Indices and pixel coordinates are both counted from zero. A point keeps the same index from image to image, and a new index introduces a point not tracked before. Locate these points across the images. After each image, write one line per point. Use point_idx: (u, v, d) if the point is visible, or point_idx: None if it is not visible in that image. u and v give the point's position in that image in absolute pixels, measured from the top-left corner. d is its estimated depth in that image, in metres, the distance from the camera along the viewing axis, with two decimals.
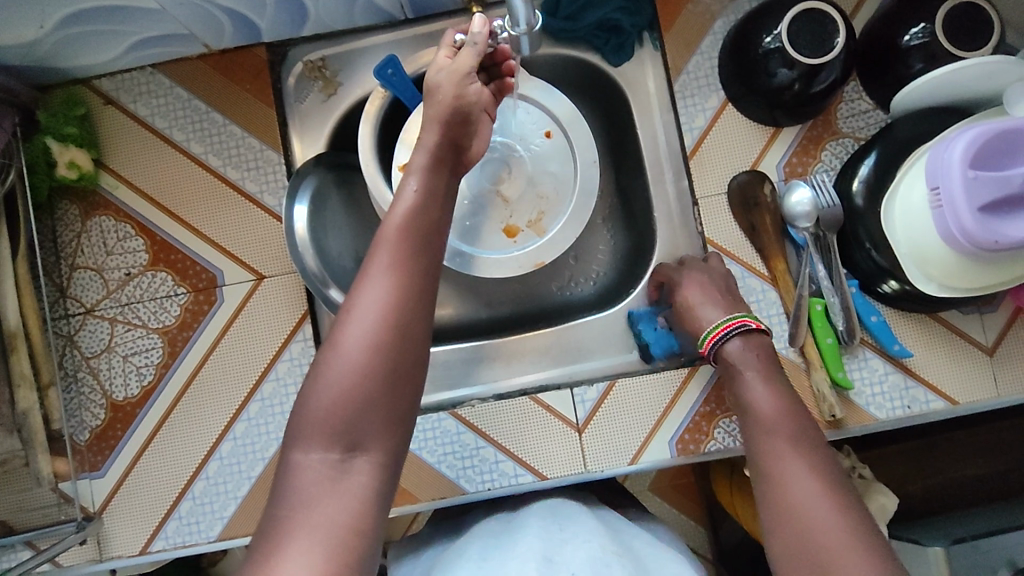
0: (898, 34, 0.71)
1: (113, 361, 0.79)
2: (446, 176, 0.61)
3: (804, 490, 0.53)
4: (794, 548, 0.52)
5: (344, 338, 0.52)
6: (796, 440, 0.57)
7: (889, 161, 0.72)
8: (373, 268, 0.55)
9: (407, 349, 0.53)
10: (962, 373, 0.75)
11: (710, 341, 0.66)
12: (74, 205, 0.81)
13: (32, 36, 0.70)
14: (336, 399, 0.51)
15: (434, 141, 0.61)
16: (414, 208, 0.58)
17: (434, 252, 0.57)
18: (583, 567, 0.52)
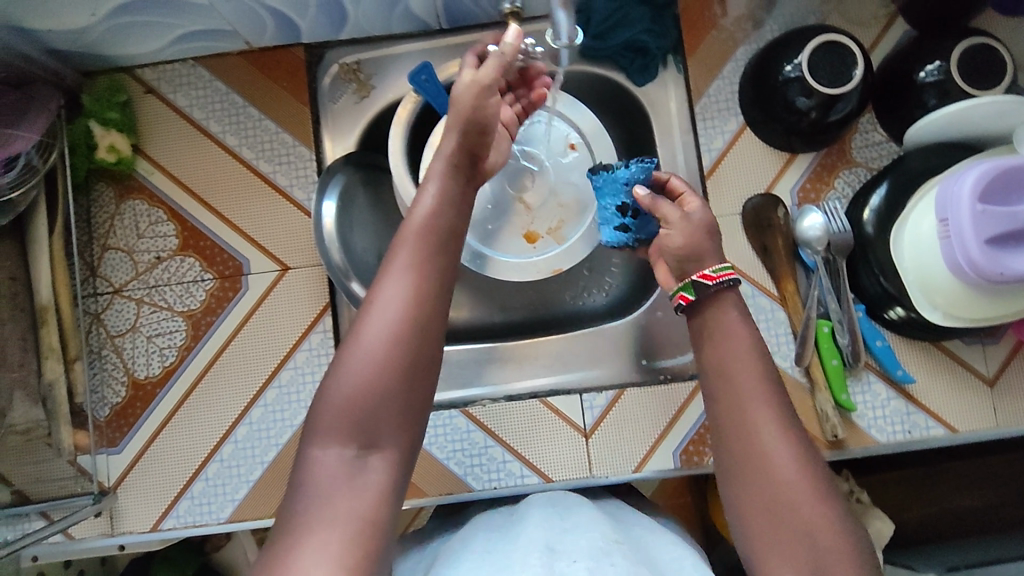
0: (914, 70, 0.74)
1: (137, 341, 0.81)
2: (468, 182, 0.64)
3: (786, 466, 0.52)
4: (770, 519, 0.51)
5: (362, 333, 0.54)
6: (780, 410, 0.55)
7: (900, 192, 0.74)
8: (393, 266, 0.56)
9: (423, 346, 0.54)
10: (962, 402, 0.77)
11: (723, 274, 0.60)
12: (109, 187, 0.84)
13: (82, 22, 0.73)
14: (353, 392, 0.52)
15: (453, 147, 0.63)
16: (434, 209, 0.60)
17: (450, 257, 0.59)
18: (584, 556, 0.53)
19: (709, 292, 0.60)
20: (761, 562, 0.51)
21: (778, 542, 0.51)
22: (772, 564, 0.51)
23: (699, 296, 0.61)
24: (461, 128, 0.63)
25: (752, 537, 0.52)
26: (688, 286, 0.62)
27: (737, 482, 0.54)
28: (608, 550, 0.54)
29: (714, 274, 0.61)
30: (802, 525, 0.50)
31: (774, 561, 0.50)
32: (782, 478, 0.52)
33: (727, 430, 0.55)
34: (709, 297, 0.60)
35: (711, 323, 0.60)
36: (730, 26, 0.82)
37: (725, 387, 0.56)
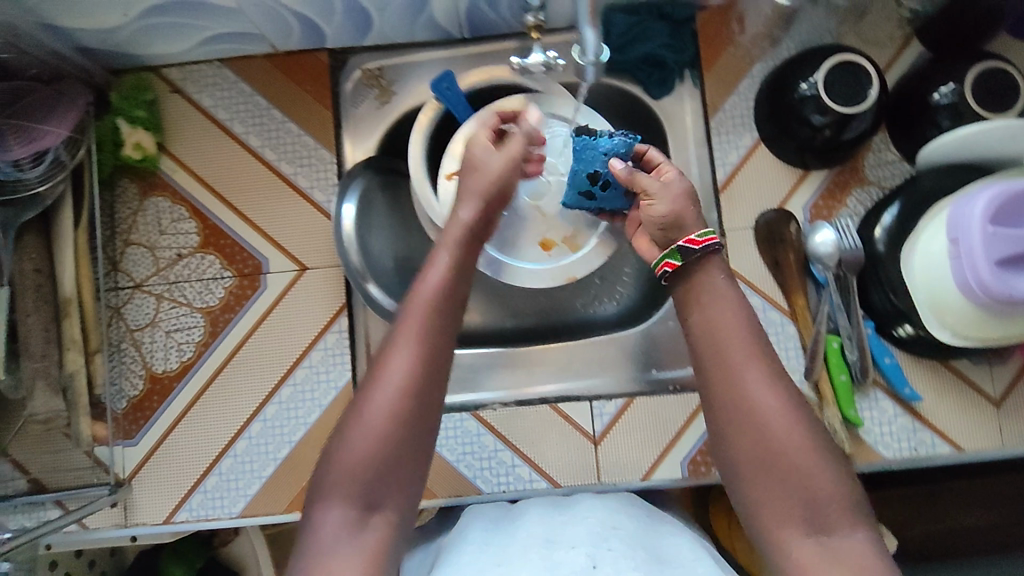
0: (929, 91, 0.75)
1: (156, 335, 0.83)
2: (477, 250, 0.64)
3: (780, 424, 0.54)
4: (768, 478, 0.54)
5: (367, 405, 0.55)
6: (770, 372, 0.56)
7: (912, 212, 0.75)
8: (400, 338, 0.57)
9: (424, 419, 0.56)
10: (969, 421, 0.78)
11: (708, 239, 0.61)
12: (133, 183, 0.85)
13: (114, 23, 0.75)
14: (356, 465, 0.53)
15: (471, 218, 0.64)
16: (444, 280, 0.60)
17: (456, 326, 0.59)
18: (581, 542, 0.58)
19: (695, 257, 0.61)
20: (761, 517, 0.54)
21: (777, 497, 0.53)
22: (772, 518, 0.53)
23: (685, 262, 0.61)
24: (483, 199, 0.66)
25: (750, 494, 0.55)
26: (674, 252, 0.61)
27: (733, 445, 0.56)
28: (606, 535, 0.59)
29: (698, 239, 0.61)
30: (798, 478, 0.53)
31: (775, 514, 0.53)
32: (779, 438, 0.54)
33: (719, 395, 0.56)
34: (694, 262, 0.61)
35: (698, 290, 0.60)
36: (747, 43, 0.83)
37: (716, 355, 0.57)
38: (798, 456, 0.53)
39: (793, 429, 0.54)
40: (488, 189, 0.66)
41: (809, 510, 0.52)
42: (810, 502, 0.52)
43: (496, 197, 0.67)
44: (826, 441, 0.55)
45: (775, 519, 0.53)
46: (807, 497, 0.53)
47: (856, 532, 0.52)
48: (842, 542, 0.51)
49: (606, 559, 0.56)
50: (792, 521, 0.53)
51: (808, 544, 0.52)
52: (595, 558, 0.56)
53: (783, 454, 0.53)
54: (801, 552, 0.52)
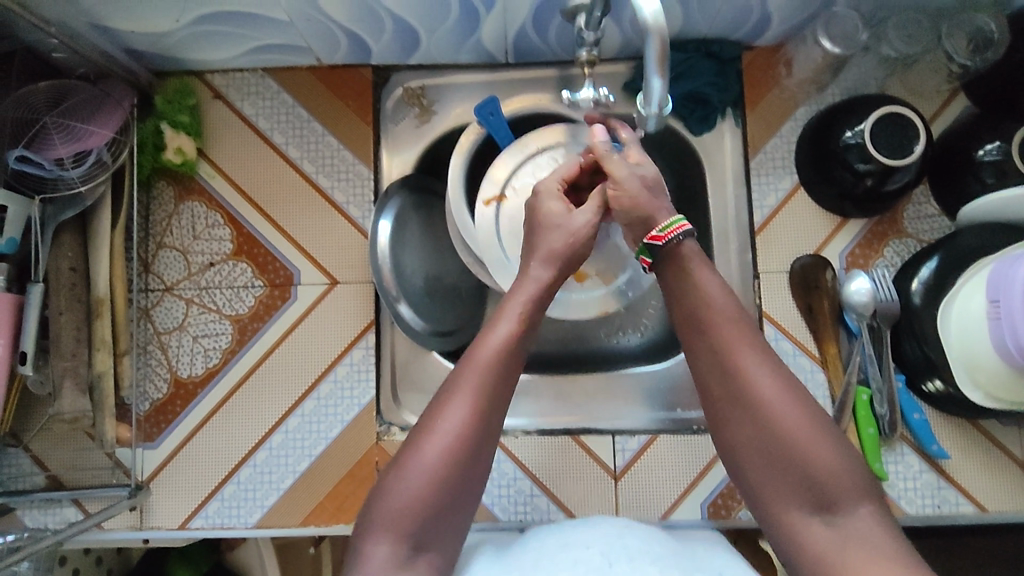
0: (973, 148, 0.75)
1: (183, 340, 0.83)
2: (543, 310, 0.64)
3: (782, 407, 0.54)
4: (772, 462, 0.53)
5: (418, 454, 0.55)
6: (767, 356, 0.56)
7: (949, 267, 0.74)
8: (461, 390, 0.57)
9: (474, 473, 0.56)
10: (994, 482, 0.78)
11: (671, 231, 0.60)
12: (169, 187, 0.85)
13: (164, 28, 0.75)
14: (407, 511, 0.54)
15: (550, 278, 0.64)
16: (511, 338, 0.60)
17: (512, 387, 0.59)
18: (595, 541, 0.58)
19: (662, 251, 0.61)
20: (766, 500, 0.54)
21: (783, 480, 0.53)
22: (777, 502, 0.54)
23: (656, 259, 0.61)
24: (560, 264, 0.65)
25: (755, 480, 0.55)
26: (646, 250, 0.62)
27: (734, 432, 0.55)
28: (620, 533, 0.59)
29: (663, 234, 0.61)
30: (803, 460, 0.52)
31: (780, 497, 0.53)
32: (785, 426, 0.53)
33: (715, 380, 0.57)
34: (664, 257, 0.61)
35: (681, 277, 0.60)
36: (793, 86, 0.83)
37: (710, 340, 0.57)
38: (802, 438, 0.53)
39: (797, 411, 0.54)
40: (566, 252, 0.66)
41: (817, 492, 0.52)
42: (816, 483, 0.52)
43: (571, 257, 0.66)
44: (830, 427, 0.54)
45: (782, 502, 0.53)
46: (813, 477, 0.52)
47: (862, 507, 0.51)
48: (851, 521, 0.51)
49: (621, 558, 0.54)
50: (799, 503, 0.53)
51: (816, 524, 0.52)
52: (610, 558, 0.55)
53: (786, 438, 0.53)
54: (811, 535, 0.52)
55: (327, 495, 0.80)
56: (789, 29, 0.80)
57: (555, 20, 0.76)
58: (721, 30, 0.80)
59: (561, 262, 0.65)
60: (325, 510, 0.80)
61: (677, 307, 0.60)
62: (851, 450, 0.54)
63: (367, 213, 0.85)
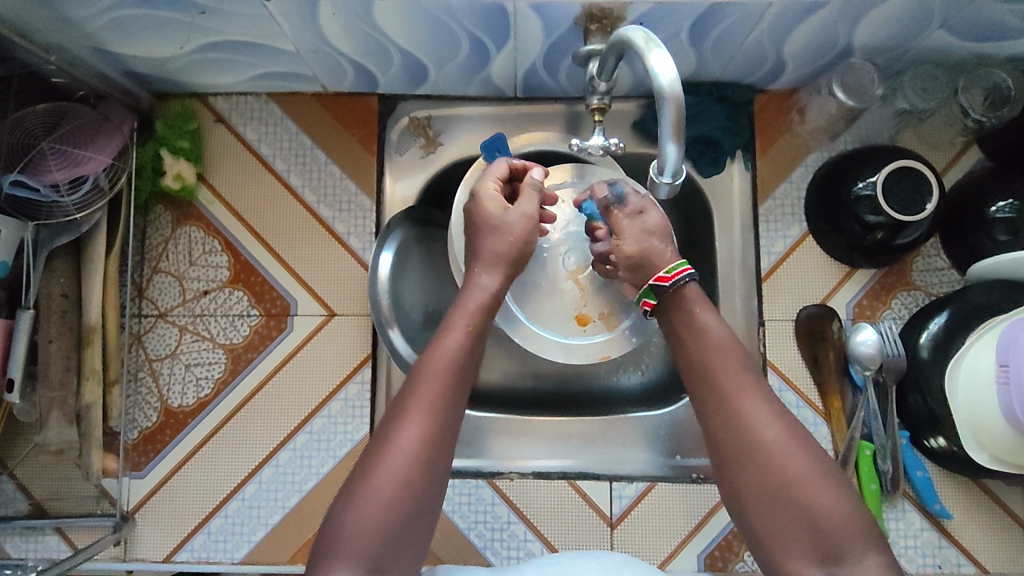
0: (985, 204, 0.74)
1: (175, 367, 0.81)
2: (493, 319, 0.63)
3: (785, 449, 0.51)
4: (773, 508, 0.50)
5: (374, 469, 0.52)
6: (771, 398, 0.54)
7: (958, 323, 0.72)
8: (413, 405, 0.54)
9: (429, 491, 0.53)
10: (996, 543, 0.76)
11: (677, 272, 0.60)
12: (167, 211, 0.83)
13: (168, 53, 0.73)
14: (363, 531, 0.50)
15: (494, 286, 0.64)
16: (461, 346, 0.58)
17: (462, 400, 0.57)
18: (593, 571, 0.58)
19: (667, 293, 0.60)
20: (768, 550, 0.50)
21: (783, 527, 0.49)
22: (780, 552, 0.49)
23: (660, 300, 0.61)
24: (505, 266, 0.66)
25: (754, 527, 0.51)
26: (650, 291, 0.61)
27: (733, 474, 0.52)
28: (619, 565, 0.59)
29: (669, 275, 0.60)
30: (805, 504, 0.49)
31: (784, 547, 0.49)
32: (786, 470, 0.50)
33: (715, 420, 0.54)
34: (668, 299, 0.60)
35: (688, 314, 0.59)
36: (804, 133, 0.82)
37: (712, 378, 0.55)
38: (806, 482, 0.49)
39: (800, 454, 0.51)
40: (508, 253, 0.66)
41: (823, 541, 0.48)
42: (821, 531, 0.48)
43: (515, 258, 0.67)
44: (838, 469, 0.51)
45: (784, 552, 0.49)
46: (817, 524, 0.48)
47: (868, 558, 0.47)
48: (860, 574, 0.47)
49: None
50: (803, 555, 0.48)
51: None
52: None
53: (789, 481, 0.50)
54: None
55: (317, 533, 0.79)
56: (804, 76, 0.79)
57: (567, 61, 0.74)
58: (735, 74, 0.79)
59: (503, 265, 0.66)
60: None
61: (682, 344, 0.58)
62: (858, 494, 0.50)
63: (368, 244, 0.83)
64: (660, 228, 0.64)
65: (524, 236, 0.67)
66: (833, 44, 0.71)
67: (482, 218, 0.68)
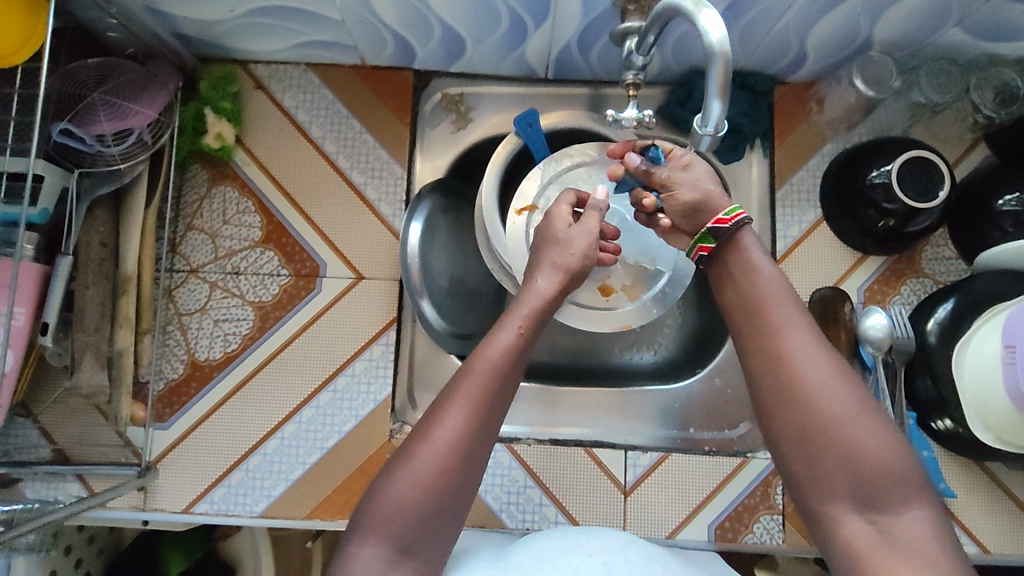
0: (992, 197, 0.77)
1: (203, 322, 0.83)
2: (546, 324, 0.64)
3: (828, 392, 0.54)
4: (811, 447, 0.53)
5: (414, 454, 0.54)
6: (816, 344, 0.57)
7: (965, 309, 0.75)
8: (461, 392, 0.56)
9: (467, 476, 0.55)
10: (996, 523, 0.79)
11: (735, 215, 0.64)
12: (203, 170, 0.86)
13: (218, 16, 0.76)
14: (401, 503, 0.53)
15: (549, 291, 0.65)
16: (512, 344, 0.59)
17: (506, 400, 0.58)
18: (600, 550, 0.57)
19: (726, 235, 0.64)
20: (804, 490, 0.54)
21: (821, 467, 0.53)
22: (819, 490, 0.53)
23: (719, 242, 0.65)
24: (563, 274, 0.67)
25: (791, 467, 0.55)
26: (708, 236, 0.65)
27: (775, 416, 0.56)
28: (623, 546, 0.58)
29: (727, 218, 0.65)
30: (845, 446, 0.52)
31: (825, 487, 0.53)
32: (831, 410, 0.53)
33: (760, 362, 0.58)
34: (726, 240, 0.64)
35: (737, 259, 0.64)
36: (822, 123, 0.86)
37: (759, 321, 0.59)
38: (847, 425, 0.53)
39: (843, 398, 0.54)
40: (569, 262, 0.68)
41: (859, 485, 0.51)
42: (860, 475, 0.51)
43: (574, 269, 0.68)
44: (879, 412, 0.54)
45: (820, 493, 0.53)
46: (854, 468, 0.52)
47: (909, 510, 0.50)
48: (894, 523, 0.50)
49: (621, 568, 0.55)
50: (838, 498, 0.52)
51: (856, 519, 0.51)
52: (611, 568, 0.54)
53: (830, 421, 0.53)
54: (850, 528, 0.51)
55: (335, 490, 0.80)
56: (823, 68, 0.83)
57: (600, 41, 0.78)
58: (758, 64, 0.83)
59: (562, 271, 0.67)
60: (331, 505, 0.80)
61: (732, 287, 0.63)
62: (902, 439, 0.53)
63: (398, 212, 0.86)
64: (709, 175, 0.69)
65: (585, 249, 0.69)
66: (854, 37, 0.75)
67: (546, 235, 0.71)
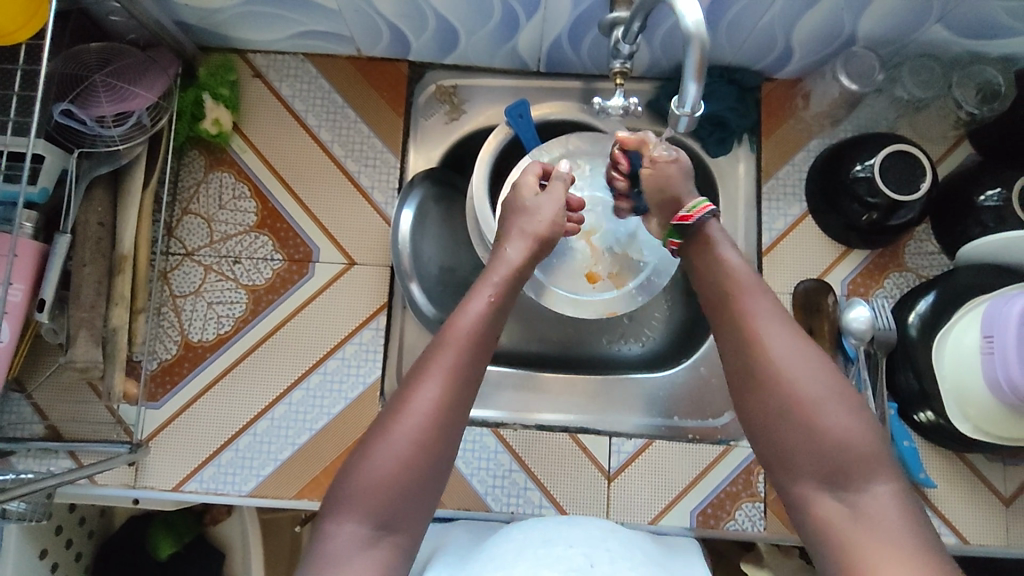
0: (975, 192, 0.78)
1: (197, 304, 0.84)
2: (516, 292, 0.66)
3: (798, 374, 0.56)
4: (783, 427, 0.55)
5: (391, 429, 0.55)
6: (789, 327, 0.59)
7: (946, 302, 0.76)
8: (436, 363, 0.58)
9: (443, 448, 0.56)
10: (976, 515, 0.80)
11: (699, 210, 0.67)
12: (200, 156, 0.88)
13: (218, 4, 0.78)
14: (380, 479, 0.53)
15: (518, 260, 0.68)
16: (483, 315, 0.62)
17: (479, 370, 0.60)
18: (579, 541, 0.57)
19: (691, 231, 0.68)
20: (777, 469, 0.56)
21: (793, 448, 0.55)
22: (791, 469, 0.55)
23: (685, 238, 0.68)
24: (530, 241, 0.71)
25: (766, 448, 0.56)
26: (675, 232, 0.69)
27: (749, 399, 0.57)
28: (604, 537, 0.59)
29: (691, 214, 0.68)
30: (816, 425, 0.54)
31: (798, 466, 0.54)
32: (803, 391, 0.55)
33: (736, 345, 0.59)
34: (691, 234, 0.68)
35: (697, 255, 0.67)
36: (808, 118, 0.87)
37: (733, 303, 0.61)
38: (818, 404, 0.55)
39: (813, 379, 0.56)
40: (537, 231, 0.71)
41: (830, 463, 0.53)
42: (830, 453, 0.53)
43: (545, 236, 0.72)
44: (849, 392, 0.56)
45: (792, 471, 0.55)
46: (825, 446, 0.53)
47: (879, 488, 0.52)
48: (864, 500, 0.51)
49: (602, 559, 0.55)
50: (810, 476, 0.54)
51: (829, 496, 0.53)
52: (592, 559, 0.55)
53: (802, 403, 0.55)
54: (821, 505, 0.53)
55: (323, 471, 0.81)
56: (809, 65, 0.84)
57: (590, 34, 0.80)
58: (744, 60, 0.85)
59: (532, 240, 0.71)
60: (319, 485, 0.81)
61: (708, 274, 0.65)
62: (869, 419, 0.55)
63: (391, 200, 0.88)
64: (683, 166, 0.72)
65: (553, 218, 0.73)
66: (839, 32, 0.77)
67: (515, 205, 0.74)
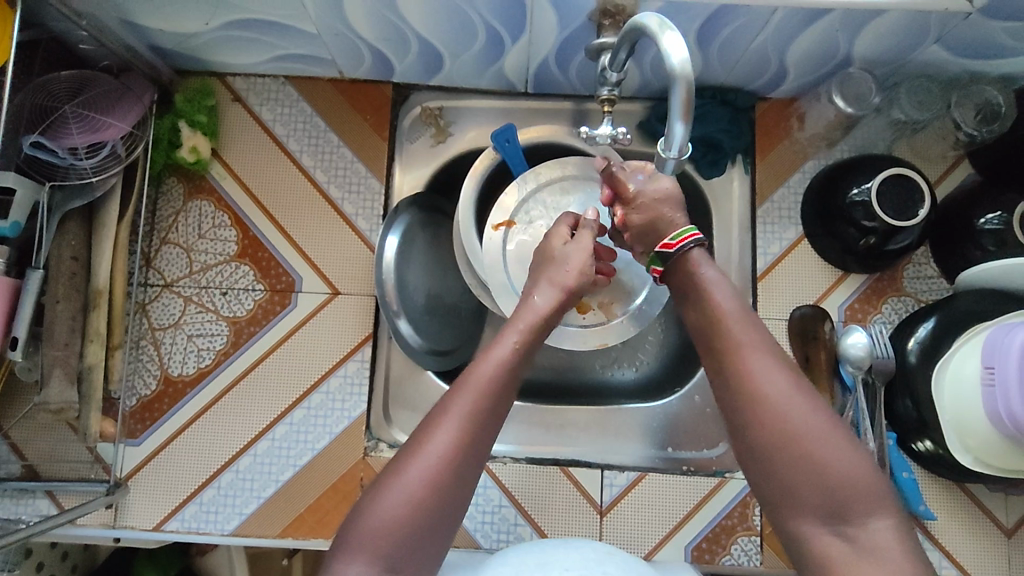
0: (975, 216, 0.76)
1: (177, 337, 0.82)
2: (541, 339, 0.64)
3: (789, 406, 0.53)
4: (777, 464, 0.52)
5: (402, 471, 0.52)
6: (776, 358, 0.56)
7: (946, 328, 0.74)
8: (455, 406, 0.55)
9: (459, 494, 0.53)
10: (977, 546, 0.78)
11: (681, 240, 0.65)
12: (179, 184, 0.85)
13: (193, 29, 0.75)
14: (389, 520, 0.51)
15: (547, 307, 0.65)
16: (507, 359, 0.59)
17: (501, 418, 0.57)
18: (577, 564, 0.55)
19: (673, 259, 0.65)
20: (777, 507, 0.53)
21: (789, 481, 0.52)
22: (790, 506, 0.52)
23: (667, 266, 0.67)
24: (561, 292, 0.67)
25: (764, 486, 0.53)
26: (657, 259, 0.67)
27: (739, 433, 0.55)
28: (601, 559, 0.56)
29: (674, 243, 0.65)
30: (810, 460, 0.51)
31: (797, 504, 0.52)
32: (794, 424, 0.52)
33: (725, 380, 0.57)
34: (674, 264, 0.66)
35: (689, 280, 0.64)
36: (803, 140, 0.85)
37: (719, 335, 0.59)
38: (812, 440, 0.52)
39: (802, 410, 0.53)
40: (564, 280, 0.68)
41: (829, 500, 0.50)
42: (827, 489, 0.50)
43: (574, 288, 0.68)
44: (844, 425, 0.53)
45: (791, 509, 0.52)
46: (822, 482, 0.51)
47: (880, 522, 0.49)
48: (867, 535, 0.49)
49: None
50: (809, 515, 0.51)
51: (829, 534, 0.50)
52: None
53: (794, 438, 0.52)
54: (822, 543, 0.50)
55: (308, 509, 0.79)
56: (804, 84, 0.82)
57: (578, 56, 0.78)
58: (737, 80, 0.82)
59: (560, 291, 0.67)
60: (304, 523, 0.78)
61: (692, 304, 0.63)
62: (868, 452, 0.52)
63: (376, 226, 0.85)
64: (673, 194, 0.68)
65: (584, 267, 0.70)
66: (834, 53, 0.75)
67: (545, 255, 0.72)
